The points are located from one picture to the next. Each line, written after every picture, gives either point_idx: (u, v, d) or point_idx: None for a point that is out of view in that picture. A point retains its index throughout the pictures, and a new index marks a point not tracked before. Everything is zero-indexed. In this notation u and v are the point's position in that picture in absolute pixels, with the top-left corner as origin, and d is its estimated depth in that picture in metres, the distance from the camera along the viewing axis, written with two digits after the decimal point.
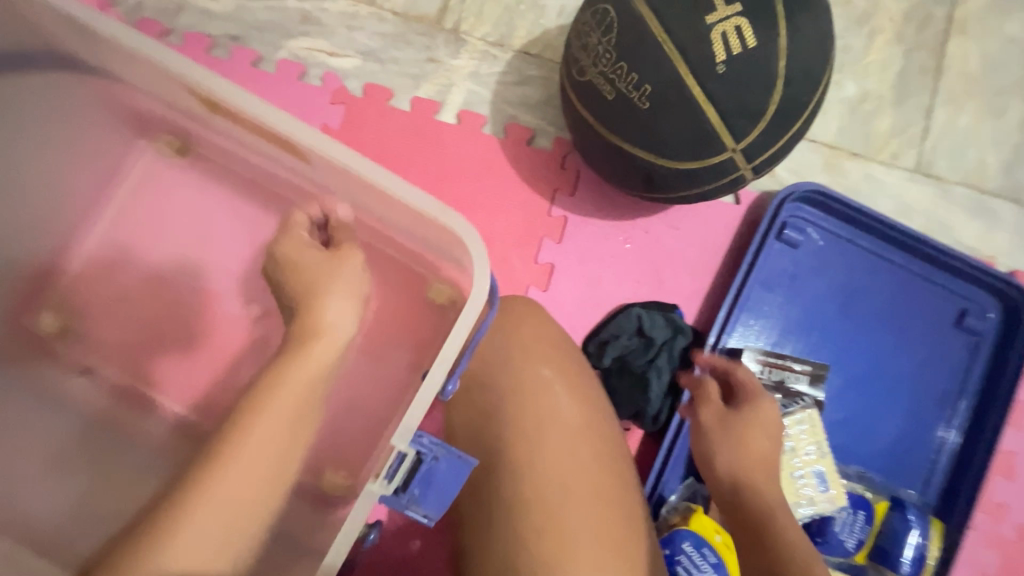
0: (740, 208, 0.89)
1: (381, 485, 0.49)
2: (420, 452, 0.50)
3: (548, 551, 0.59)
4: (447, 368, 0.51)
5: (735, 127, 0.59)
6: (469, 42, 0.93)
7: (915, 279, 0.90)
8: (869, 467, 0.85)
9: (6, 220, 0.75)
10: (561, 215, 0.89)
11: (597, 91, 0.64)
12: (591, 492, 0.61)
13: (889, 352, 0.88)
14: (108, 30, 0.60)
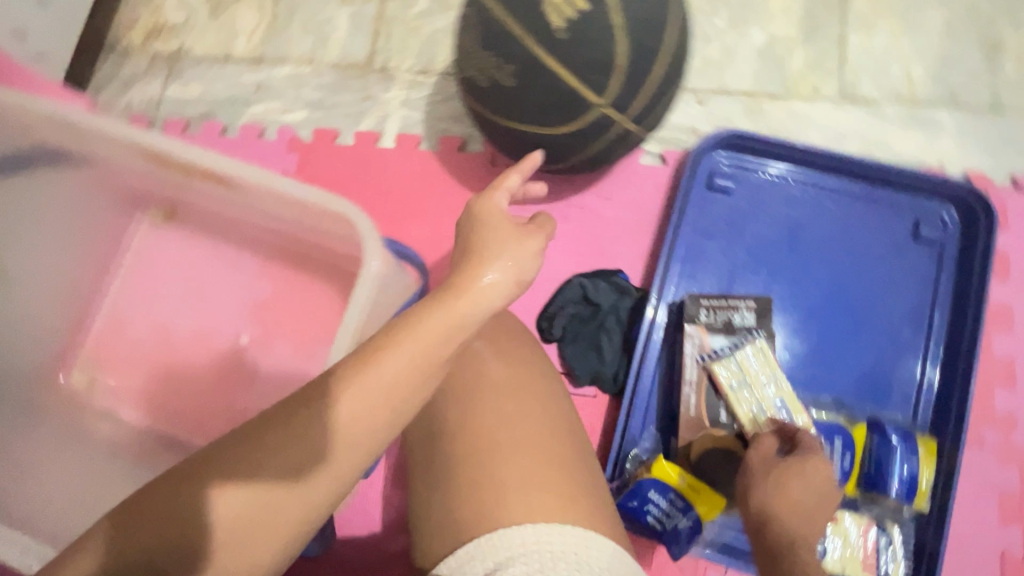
0: (666, 167, 0.93)
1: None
2: None
3: (482, 505, 0.58)
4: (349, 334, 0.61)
5: (594, 83, 0.65)
6: (399, 75, 1.05)
7: (861, 201, 0.89)
8: (846, 394, 0.84)
9: (32, 294, 0.90)
10: (499, 207, 0.95)
11: (474, 81, 0.71)
12: (522, 441, 0.61)
13: (847, 278, 0.87)
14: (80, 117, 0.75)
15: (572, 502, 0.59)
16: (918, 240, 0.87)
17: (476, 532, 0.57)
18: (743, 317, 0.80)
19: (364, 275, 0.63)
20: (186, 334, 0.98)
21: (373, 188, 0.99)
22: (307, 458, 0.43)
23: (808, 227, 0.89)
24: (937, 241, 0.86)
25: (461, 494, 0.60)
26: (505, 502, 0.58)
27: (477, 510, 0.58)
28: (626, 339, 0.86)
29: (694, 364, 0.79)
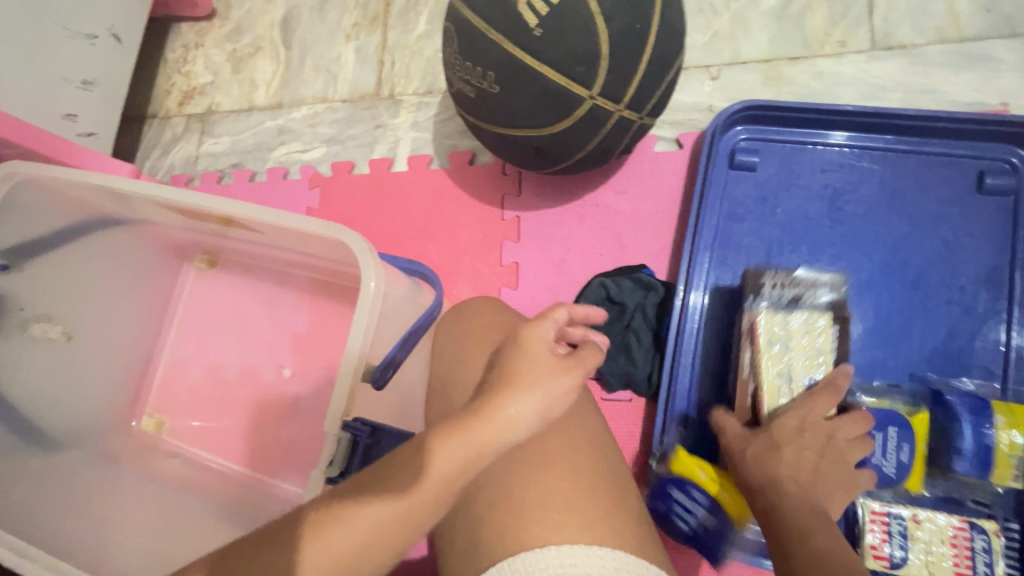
0: (683, 151, 0.88)
1: (326, 467, 0.61)
2: (356, 433, 0.61)
3: (499, 527, 0.56)
4: (358, 356, 0.63)
5: (579, 76, 0.62)
6: (405, 100, 1.07)
7: (911, 157, 0.80)
8: (917, 374, 0.74)
9: (100, 348, 0.98)
10: (513, 215, 0.94)
11: (462, 93, 0.70)
12: (538, 457, 0.58)
13: (904, 244, 0.78)
14: (117, 183, 0.82)
15: (598, 521, 0.56)
16: (985, 191, 0.77)
17: (494, 555, 0.55)
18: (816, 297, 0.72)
19: (367, 298, 0.63)
20: (235, 373, 1.04)
21: (390, 212, 1.01)
22: (411, 502, 0.46)
23: (850, 193, 0.81)
24: (1009, 189, 0.76)
25: (479, 516, 0.58)
26: (523, 522, 0.55)
27: (496, 531, 0.56)
28: (656, 337, 0.81)
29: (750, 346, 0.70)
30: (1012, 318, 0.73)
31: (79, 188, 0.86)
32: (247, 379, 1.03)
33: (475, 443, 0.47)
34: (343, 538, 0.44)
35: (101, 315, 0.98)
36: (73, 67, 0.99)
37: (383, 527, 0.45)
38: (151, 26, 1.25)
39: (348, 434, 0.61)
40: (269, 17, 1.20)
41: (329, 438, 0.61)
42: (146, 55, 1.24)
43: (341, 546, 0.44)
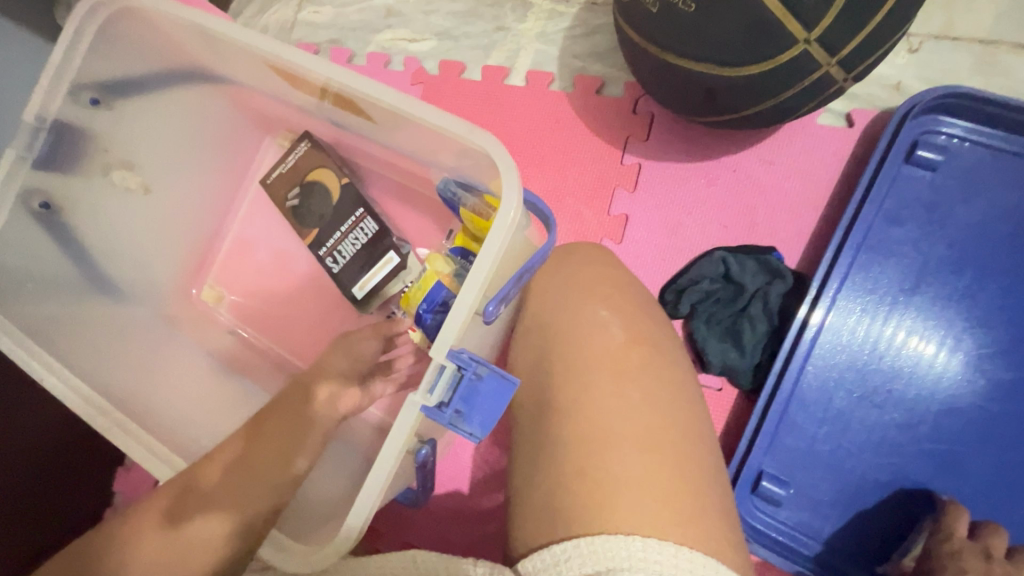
0: (853, 131, 0.76)
1: (424, 396, 0.52)
2: (461, 366, 0.52)
3: (583, 500, 0.56)
4: (476, 291, 0.54)
5: (804, 12, 0.51)
6: (537, 3, 0.93)
7: None
8: None
9: (155, 211, 0.90)
10: (634, 161, 0.84)
11: (641, 5, 0.59)
12: (638, 443, 0.57)
13: None
14: (207, 23, 0.70)
15: (687, 526, 0.55)
16: None
17: (577, 529, 0.55)
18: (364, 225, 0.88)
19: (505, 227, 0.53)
20: (283, 272, 0.98)
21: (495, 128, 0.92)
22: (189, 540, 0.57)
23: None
24: None
25: (566, 481, 0.58)
26: (615, 505, 0.55)
27: (588, 497, 0.56)
28: (773, 333, 0.74)
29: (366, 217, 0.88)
30: None
31: (168, 25, 0.75)
32: (291, 281, 0.98)
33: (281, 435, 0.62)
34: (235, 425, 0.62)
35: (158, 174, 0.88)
36: None
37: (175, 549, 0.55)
38: None
39: (452, 365, 0.52)
40: None
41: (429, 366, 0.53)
42: None
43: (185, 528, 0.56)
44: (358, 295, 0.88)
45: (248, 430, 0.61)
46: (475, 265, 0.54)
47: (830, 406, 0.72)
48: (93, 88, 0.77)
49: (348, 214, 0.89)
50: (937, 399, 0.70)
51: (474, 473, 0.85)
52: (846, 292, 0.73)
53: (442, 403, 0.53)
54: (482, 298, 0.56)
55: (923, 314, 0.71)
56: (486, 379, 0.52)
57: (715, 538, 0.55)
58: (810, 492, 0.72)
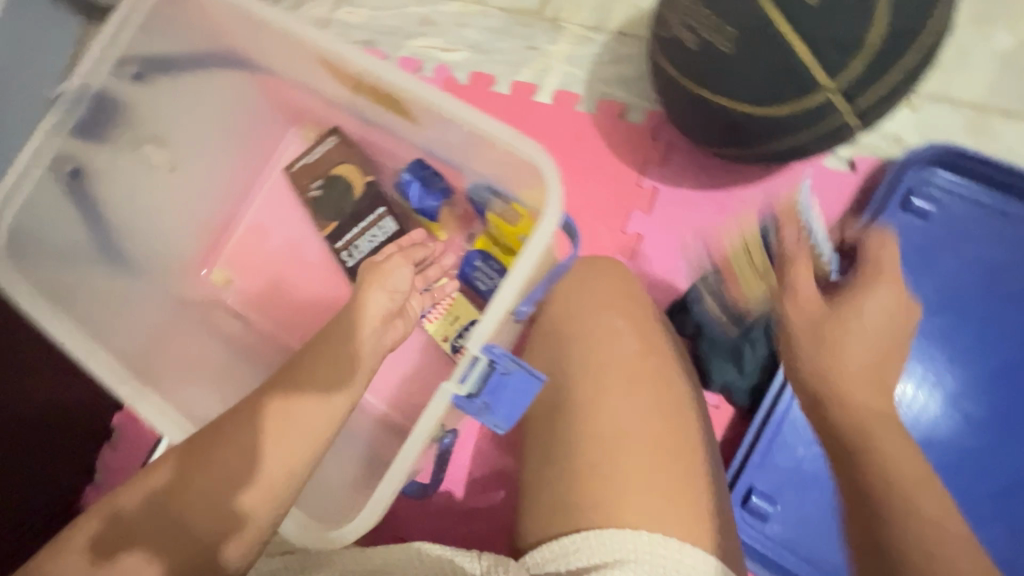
0: (855, 176, 0.82)
1: (455, 385, 0.55)
2: (493, 361, 0.55)
3: (592, 496, 0.59)
4: (513, 292, 0.58)
5: (832, 64, 0.57)
6: (569, 28, 0.98)
7: None
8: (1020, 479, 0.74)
9: (177, 188, 0.91)
10: (650, 185, 0.89)
11: (680, 42, 0.64)
12: (649, 447, 0.60)
13: None
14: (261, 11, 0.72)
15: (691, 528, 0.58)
16: None
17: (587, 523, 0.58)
18: (383, 224, 0.90)
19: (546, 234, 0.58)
20: (297, 261, 0.99)
21: None
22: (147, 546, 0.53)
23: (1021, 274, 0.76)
24: None
25: (576, 478, 0.61)
26: (623, 503, 0.58)
27: (599, 494, 0.59)
28: (772, 356, 0.79)
29: (386, 217, 0.90)
30: None
31: (219, 10, 0.77)
32: (304, 269, 0.99)
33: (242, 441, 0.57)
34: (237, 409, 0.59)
35: (186, 153, 0.89)
36: None
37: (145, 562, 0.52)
38: None
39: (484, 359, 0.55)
40: None
41: (462, 357, 0.56)
42: None
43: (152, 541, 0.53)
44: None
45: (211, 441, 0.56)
46: (511, 272, 0.57)
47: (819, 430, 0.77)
48: (137, 61, 0.78)
49: (368, 211, 0.90)
50: (917, 431, 0.76)
51: (473, 473, 0.87)
52: None
53: (471, 394, 0.56)
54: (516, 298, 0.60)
55: (909, 350, 0.77)
56: (514, 374, 0.55)
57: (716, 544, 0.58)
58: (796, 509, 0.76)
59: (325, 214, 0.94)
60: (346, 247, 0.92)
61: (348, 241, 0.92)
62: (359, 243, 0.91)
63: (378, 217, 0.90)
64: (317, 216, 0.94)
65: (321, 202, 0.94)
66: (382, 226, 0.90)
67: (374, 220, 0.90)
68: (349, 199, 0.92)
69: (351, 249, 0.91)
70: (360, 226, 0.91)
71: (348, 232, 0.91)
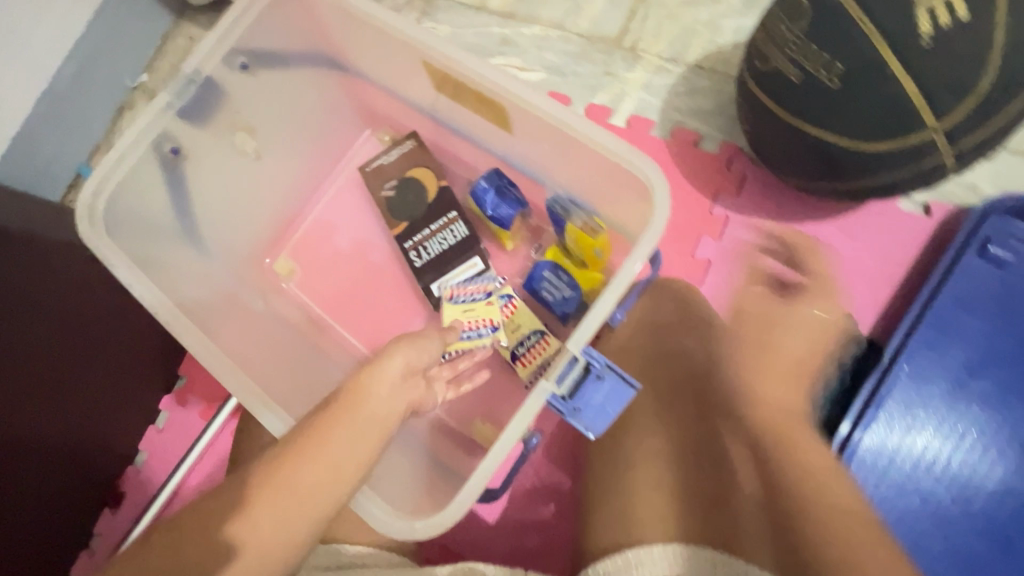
0: (930, 220, 0.83)
1: (553, 384, 0.55)
2: (590, 363, 0.56)
3: None
4: (613, 302, 0.58)
5: (939, 105, 0.59)
6: (646, 58, 1.02)
7: None
8: None
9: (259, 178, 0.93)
10: (722, 213, 0.90)
11: (782, 75, 0.66)
12: None
13: None
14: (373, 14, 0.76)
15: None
16: None
17: None
18: (454, 228, 0.91)
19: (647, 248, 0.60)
20: (362, 258, 1.01)
21: None
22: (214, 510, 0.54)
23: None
24: None
25: None
26: None
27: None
28: (842, 390, 0.78)
29: (458, 221, 0.91)
30: None
31: (329, 11, 0.81)
32: (367, 266, 1.00)
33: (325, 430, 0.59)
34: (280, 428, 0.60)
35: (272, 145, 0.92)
36: None
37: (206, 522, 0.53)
38: None
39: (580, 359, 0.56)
40: None
41: (561, 356, 0.56)
42: None
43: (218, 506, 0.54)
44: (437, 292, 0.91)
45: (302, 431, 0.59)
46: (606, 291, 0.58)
47: (890, 471, 0.76)
48: (244, 54, 0.82)
49: (439, 215, 0.92)
50: (988, 478, 0.75)
51: (522, 484, 0.85)
52: (915, 364, 0.77)
53: (566, 396, 0.56)
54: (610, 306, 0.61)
55: (981, 395, 0.76)
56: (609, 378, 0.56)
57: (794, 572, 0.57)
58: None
59: (396, 214, 0.95)
60: (416, 247, 0.93)
61: (419, 242, 0.93)
62: (430, 244, 0.92)
63: (451, 221, 0.92)
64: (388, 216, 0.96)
65: (394, 202, 0.95)
66: (453, 229, 0.91)
67: (446, 223, 0.92)
68: (423, 201, 0.94)
69: (422, 249, 0.92)
70: (432, 228, 0.92)
71: (419, 234, 0.93)
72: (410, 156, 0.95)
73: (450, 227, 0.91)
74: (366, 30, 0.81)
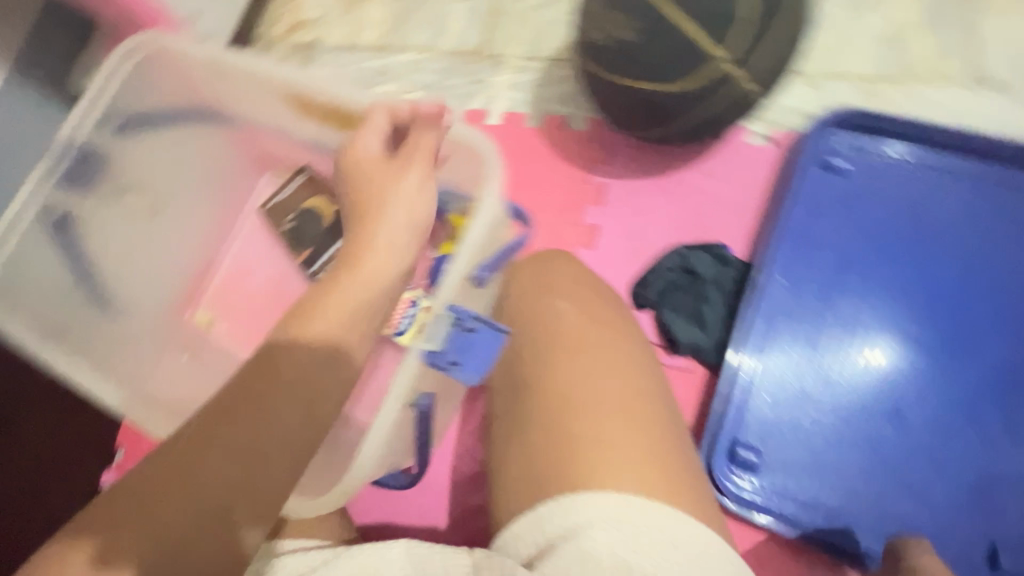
0: (775, 149, 0.92)
1: (427, 342, 0.64)
2: (457, 318, 0.64)
3: (560, 461, 0.60)
4: (465, 262, 0.66)
5: (716, 37, 0.68)
6: (509, 61, 1.11)
7: (991, 187, 0.85)
8: (976, 395, 0.79)
9: (159, 234, 0.97)
10: (598, 181, 0.97)
11: (594, 42, 0.75)
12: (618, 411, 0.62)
13: (971, 266, 0.83)
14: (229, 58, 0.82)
15: (655, 475, 0.59)
16: None
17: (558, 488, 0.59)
18: None
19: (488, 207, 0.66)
20: (275, 293, 1.03)
21: None
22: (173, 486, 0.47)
23: (937, 211, 0.85)
24: None
25: (546, 445, 0.61)
26: (592, 465, 0.58)
27: (562, 452, 0.60)
28: (729, 313, 0.84)
29: None
30: None
31: (191, 64, 0.87)
32: (282, 300, 1.03)
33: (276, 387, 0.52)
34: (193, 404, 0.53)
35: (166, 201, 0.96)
36: None
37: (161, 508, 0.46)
38: None
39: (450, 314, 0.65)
40: None
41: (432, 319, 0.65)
42: None
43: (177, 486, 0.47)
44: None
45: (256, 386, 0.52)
46: (456, 251, 0.66)
47: (788, 377, 0.81)
48: (120, 117, 0.87)
49: (338, 235, 0.97)
50: (876, 361, 0.81)
51: (462, 473, 0.87)
52: (790, 274, 0.84)
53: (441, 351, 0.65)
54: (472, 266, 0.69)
55: (853, 288, 0.84)
56: (481, 330, 0.64)
57: (686, 483, 0.60)
58: (776, 446, 0.80)
59: (300, 243, 1.00)
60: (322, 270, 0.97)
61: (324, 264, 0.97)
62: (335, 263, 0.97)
63: None
64: (294, 247, 1.00)
65: (297, 233, 1.00)
66: None
67: (345, 241, 0.96)
68: (322, 226, 0.98)
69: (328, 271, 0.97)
70: (334, 248, 0.97)
71: (323, 256, 0.97)
72: (303, 187, 1.00)
73: None
74: (229, 75, 0.87)
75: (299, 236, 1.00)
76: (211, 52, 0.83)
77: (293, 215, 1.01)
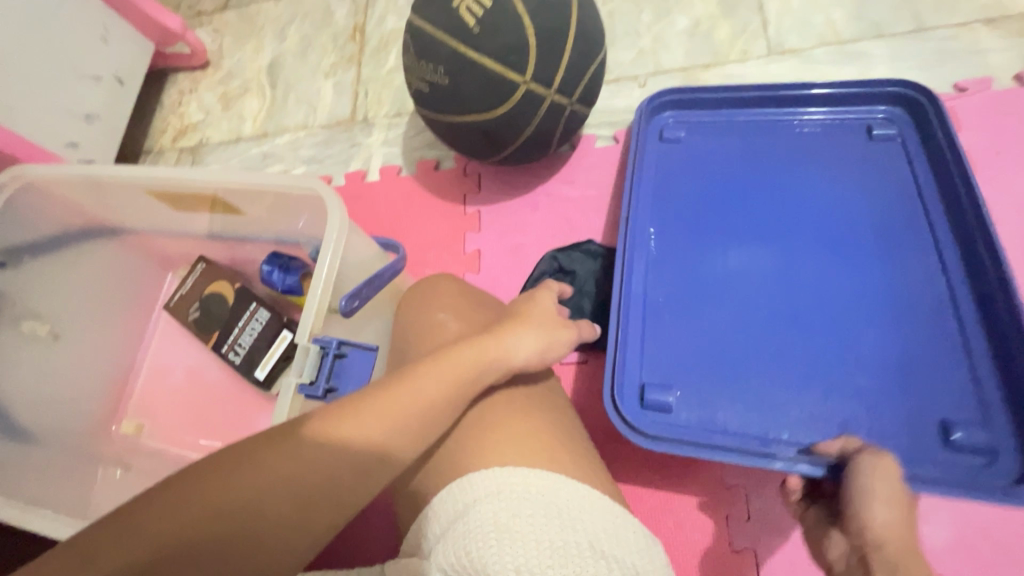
0: (621, 145, 1.01)
1: (298, 375, 0.69)
2: (325, 346, 0.71)
3: (439, 461, 0.58)
4: (322, 296, 0.70)
5: (515, 64, 0.76)
6: (378, 121, 1.19)
7: (807, 124, 0.88)
8: (852, 312, 0.76)
9: (67, 354, 0.99)
10: (474, 209, 1.04)
11: (419, 90, 0.83)
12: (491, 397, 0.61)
13: (812, 194, 0.84)
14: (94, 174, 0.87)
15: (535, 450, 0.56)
16: (875, 139, 0.85)
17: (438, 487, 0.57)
18: (258, 318, 0.99)
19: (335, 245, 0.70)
20: (193, 382, 1.05)
21: (365, 215, 1.11)
22: (191, 504, 0.46)
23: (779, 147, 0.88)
24: (895, 136, 0.85)
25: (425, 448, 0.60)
26: (465, 455, 0.57)
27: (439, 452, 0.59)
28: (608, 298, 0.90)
29: (258, 310, 1.00)
30: (928, 258, 0.76)
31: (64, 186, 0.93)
32: (204, 388, 1.05)
33: (329, 446, 0.51)
34: (362, 437, 0.51)
35: (69, 320, 0.99)
36: (78, 102, 1.13)
37: (166, 531, 0.44)
38: (149, 76, 1.39)
39: (318, 346, 0.70)
40: (257, 63, 1.34)
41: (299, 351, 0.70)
42: (143, 101, 1.38)
43: (188, 513, 0.45)
44: (261, 376, 0.98)
45: (297, 437, 0.51)
46: (310, 289, 0.70)
47: (671, 333, 0.80)
48: (1, 253, 0.91)
49: (241, 313, 1.01)
50: (766, 298, 0.80)
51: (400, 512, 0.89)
52: (658, 228, 0.87)
53: (313, 381, 0.70)
54: (335, 299, 0.74)
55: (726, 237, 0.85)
56: (351, 352, 0.73)
57: None
58: (697, 404, 0.75)
59: (209, 329, 1.03)
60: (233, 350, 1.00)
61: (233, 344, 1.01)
62: (244, 341, 1.00)
63: (252, 313, 1.00)
64: (204, 333, 1.04)
65: (204, 320, 1.04)
66: (257, 319, 1.00)
67: (248, 317, 1.00)
68: (226, 309, 1.02)
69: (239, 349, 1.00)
70: (240, 326, 1.00)
71: (231, 336, 1.01)
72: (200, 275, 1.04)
73: (254, 318, 1.00)
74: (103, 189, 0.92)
75: (207, 322, 1.03)
76: (78, 172, 0.89)
77: (196, 305, 1.04)
